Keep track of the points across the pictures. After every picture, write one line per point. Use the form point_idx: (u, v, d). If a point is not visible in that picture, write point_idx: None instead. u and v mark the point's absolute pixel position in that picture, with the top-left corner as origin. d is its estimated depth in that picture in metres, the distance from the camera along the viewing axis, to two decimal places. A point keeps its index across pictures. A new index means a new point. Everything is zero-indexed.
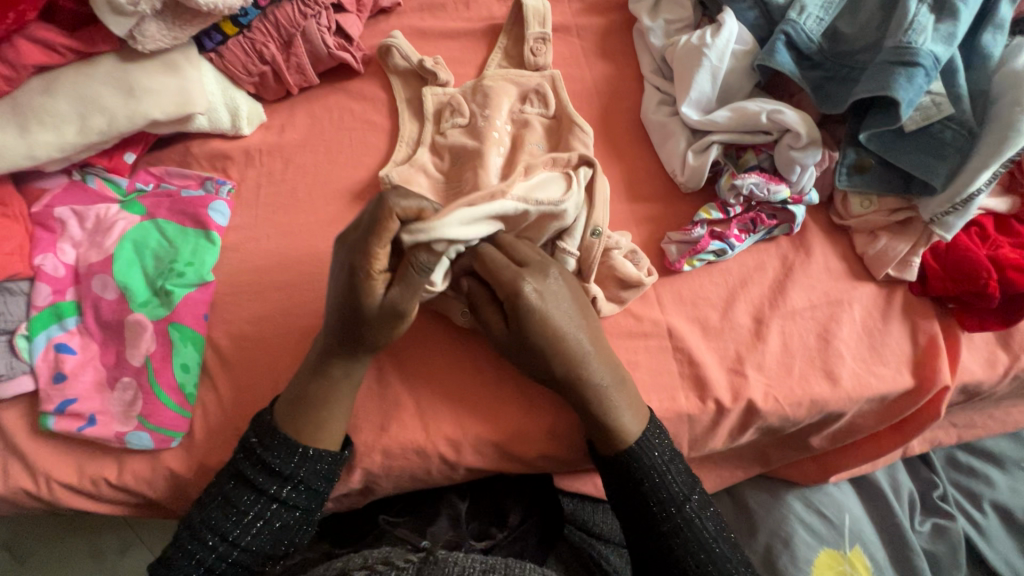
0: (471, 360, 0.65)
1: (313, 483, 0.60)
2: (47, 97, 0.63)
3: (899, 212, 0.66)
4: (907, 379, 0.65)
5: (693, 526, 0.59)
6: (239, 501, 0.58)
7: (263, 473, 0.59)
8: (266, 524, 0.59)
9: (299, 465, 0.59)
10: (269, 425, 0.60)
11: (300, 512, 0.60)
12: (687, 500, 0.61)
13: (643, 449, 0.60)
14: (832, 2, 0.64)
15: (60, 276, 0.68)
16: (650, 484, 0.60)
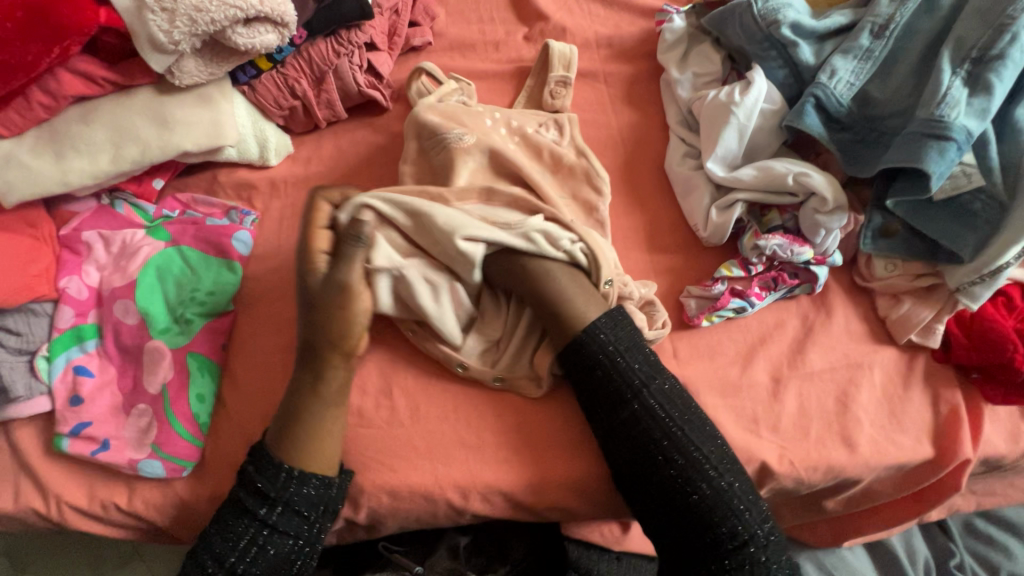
0: (478, 407, 0.65)
1: (304, 506, 0.59)
2: (84, 126, 0.65)
3: (924, 277, 0.65)
4: (927, 449, 0.63)
5: (704, 474, 0.58)
6: (234, 527, 0.58)
7: (258, 496, 0.59)
8: (262, 553, 0.58)
9: (289, 489, 0.59)
10: (266, 451, 0.60)
11: (294, 539, 0.59)
12: (702, 460, 0.59)
13: (640, 391, 0.60)
14: (863, 67, 0.63)
15: (83, 299, 0.69)
16: (660, 449, 0.59)
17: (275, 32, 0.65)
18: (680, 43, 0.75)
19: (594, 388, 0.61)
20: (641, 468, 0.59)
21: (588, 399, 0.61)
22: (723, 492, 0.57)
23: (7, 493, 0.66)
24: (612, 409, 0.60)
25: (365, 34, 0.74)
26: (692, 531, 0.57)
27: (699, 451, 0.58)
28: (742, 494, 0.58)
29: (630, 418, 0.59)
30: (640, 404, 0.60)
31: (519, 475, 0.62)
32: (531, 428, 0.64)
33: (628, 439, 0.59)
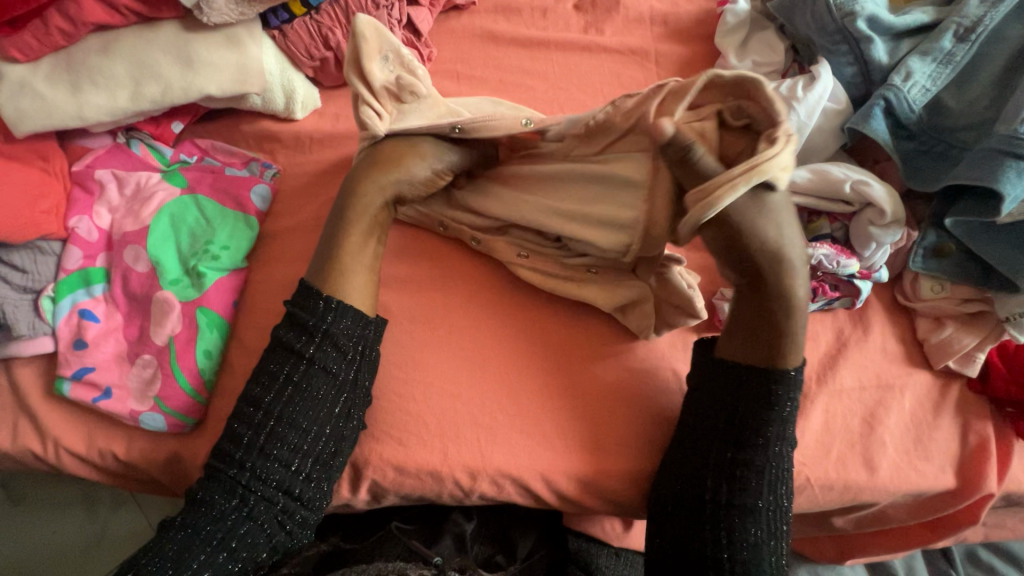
0: (507, 382, 0.63)
1: (342, 340, 0.58)
2: (103, 58, 0.61)
3: (970, 302, 0.62)
4: (950, 480, 0.61)
5: (764, 536, 0.56)
6: (257, 390, 0.57)
7: (282, 354, 0.58)
8: (289, 410, 0.56)
9: (330, 321, 0.58)
10: (292, 318, 0.59)
11: (333, 380, 0.58)
12: (776, 521, 0.57)
13: (781, 439, 0.56)
14: (942, 71, 0.58)
15: (92, 241, 0.66)
16: (751, 497, 0.56)
17: None
18: (742, 27, 0.71)
19: (733, 424, 0.57)
20: (718, 505, 0.56)
21: (716, 431, 0.57)
22: (766, 553, 0.56)
23: (6, 431, 0.65)
24: (737, 448, 0.56)
25: None
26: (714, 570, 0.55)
27: (777, 515, 0.57)
28: (774, 555, 0.57)
29: (754, 458, 0.56)
30: (773, 450, 0.56)
31: (531, 464, 0.60)
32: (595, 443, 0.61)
33: (740, 475, 0.56)
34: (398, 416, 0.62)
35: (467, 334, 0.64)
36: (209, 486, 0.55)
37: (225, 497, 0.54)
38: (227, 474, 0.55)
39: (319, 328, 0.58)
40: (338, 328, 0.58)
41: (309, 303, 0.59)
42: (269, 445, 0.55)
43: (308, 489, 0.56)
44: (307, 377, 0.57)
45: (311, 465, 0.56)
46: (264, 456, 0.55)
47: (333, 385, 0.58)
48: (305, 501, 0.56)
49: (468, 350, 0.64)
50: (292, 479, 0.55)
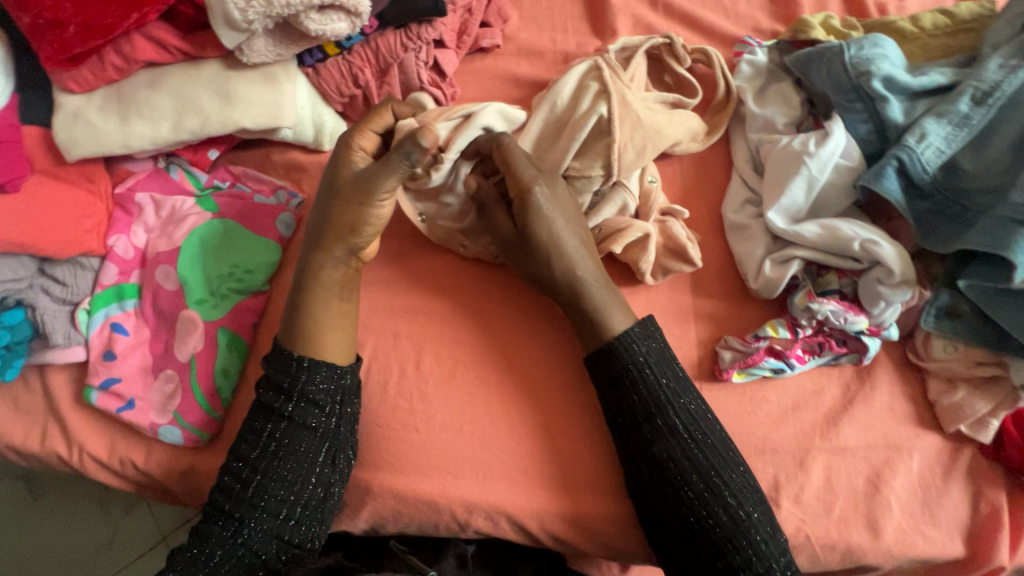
0: (505, 419, 0.64)
1: (316, 394, 0.61)
2: (150, 91, 0.65)
3: (984, 365, 0.61)
4: (958, 549, 0.60)
5: (728, 505, 0.56)
6: (243, 447, 0.60)
7: (265, 413, 0.61)
8: (274, 465, 0.59)
9: (302, 377, 0.61)
10: (276, 381, 0.62)
11: (317, 434, 0.61)
12: (739, 498, 0.56)
13: (663, 407, 0.59)
14: (957, 134, 0.58)
15: (128, 259, 0.71)
16: (690, 478, 0.57)
17: (348, 21, 0.63)
18: (759, 77, 0.71)
19: (616, 400, 0.60)
20: (655, 484, 0.57)
21: (610, 410, 0.60)
22: (744, 523, 0.56)
23: (36, 433, 0.69)
24: (628, 420, 0.59)
25: (435, 31, 0.72)
26: (706, 565, 0.56)
27: (725, 473, 0.57)
28: (758, 525, 0.56)
29: (650, 435, 0.58)
30: (662, 421, 0.58)
31: (527, 502, 0.61)
32: (545, 420, 0.64)
33: (647, 455, 0.58)
34: (401, 445, 0.63)
35: (472, 367, 0.66)
36: (203, 533, 0.58)
37: (216, 547, 0.57)
38: (218, 523, 0.58)
39: (296, 387, 0.61)
40: (310, 386, 0.61)
41: (284, 364, 0.62)
42: (257, 496, 0.59)
43: (298, 533, 0.59)
44: (289, 433, 0.60)
45: (299, 513, 0.59)
46: (251, 505, 0.58)
47: (317, 439, 0.61)
48: (299, 543, 0.59)
49: (408, 368, 0.66)
50: (281, 526, 0.59)
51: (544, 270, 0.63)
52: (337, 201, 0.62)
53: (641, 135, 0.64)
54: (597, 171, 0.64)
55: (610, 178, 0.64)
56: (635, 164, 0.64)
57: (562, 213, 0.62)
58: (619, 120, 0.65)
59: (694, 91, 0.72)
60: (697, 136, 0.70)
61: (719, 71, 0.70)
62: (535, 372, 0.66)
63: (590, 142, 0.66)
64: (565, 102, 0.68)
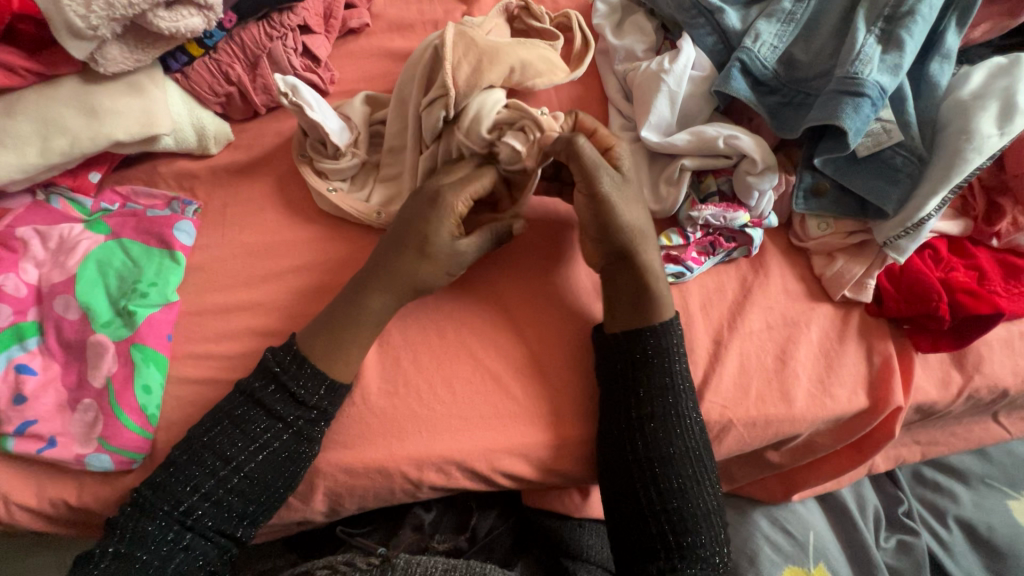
0: (439, 372, 0.65)
1: (332, 415, 0.62)
2: (8, 118, 0.63)
3: (855, 234, 0.67)
4: (863, 401, 0.66)
5: (703, 493, 0.62)
6: (229, 447, 0.59)
7: (265, 418, 0.61)
8: (256, 469, 0.60)
9: (323, 397, 0.61)
10: (291, 394, 0.61)
11: (305, 447, 0.61)
12: (699, 464, 0.63)
13: (665, 371, 0.63)
14: (787, 29, 0.65)
15: (21, 297, 0.67)
16: (664, 439, 0.62)
17: (201, 16, 0.63)
18: (615, 12, 0.76)
19: (627, 384, 0.63)
20: (631, 437, 0.62)
21: (610, 397, 0.64)
22: (698, 482, 0.62)
23: None
24: (638, 406, 0.62)
25: (298, 17, 0.73)
26: (651, 518, 0.61)
27: (704, 462, 0.63)
28: (706, 488, 0.63)
29: (649, 394, 0.63)
30: (664, 385, 0.63)
31: (473, 446, 0.63)
32: (535, 386, 0.66)
33: (640, 412, 0.62)
34: (341, 420, 0.64)
35: (413, 327, 0.67)
36: (141, 523, 0.57)
37: (155, 549, 0.56)
38: (170, 518, 0.57)
39: (315, 405, 0.61)
40: (324, 403, 0.62)
41: (304, 379, 0.61)
42: (224, 495, 0.59)
43: (247, 532, 0.61)
44: (286, 444, 0.60)
45: (254, 513, 0.60)
46: (215, 504, 0.59)
47: (305, 451, 0.61)
48: (240, 541, 0.61)
49: None
50: (234, 525, 0.60)
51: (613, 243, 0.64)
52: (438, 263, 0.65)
53: (475, 53, 0.65)
54: (437, 95, 0.64)
55: (449, 96, 0.63)
56: (473, 79, 0.64)
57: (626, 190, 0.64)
58: (452, 42, 0.65)
59: (556, 37, 0.75)
60: (555, 71, 0.69)
61: (573, 25, 0.74)
62: (538, 366, 0.67)
63: (433, 74, 0.67)
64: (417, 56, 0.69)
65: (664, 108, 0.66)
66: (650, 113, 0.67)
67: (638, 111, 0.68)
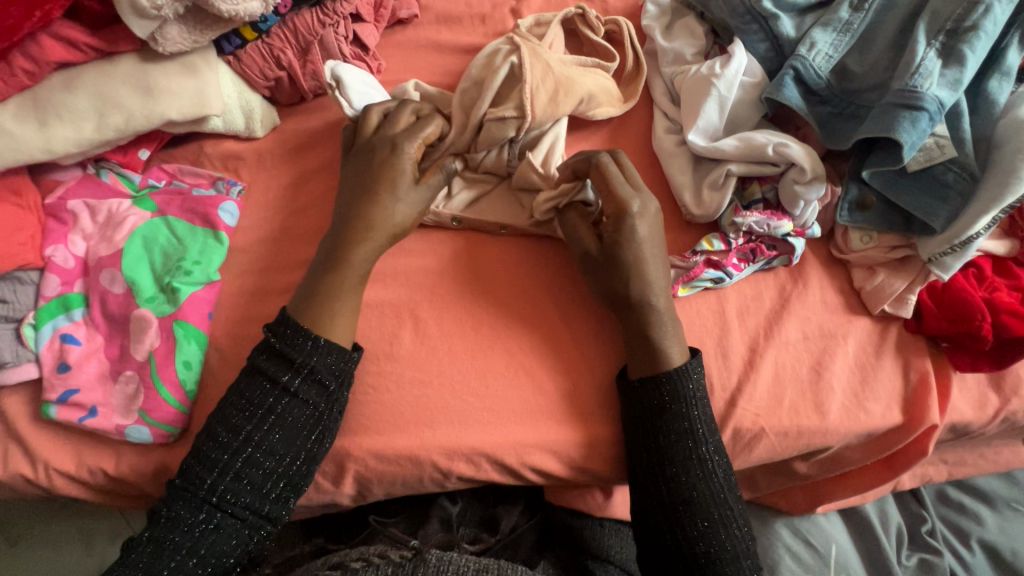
0: (474, 363, 0.66)
1: (323, 376, 0.61)
2: (67, 93, 0.65)
3: (897, 249, 0.66)
4: (897, 417, 0.65)
5: (734, 536, 0.61)
6: (236, 418, 0.59)
7: (266, 385, 0.60)
8: (269, 437, 0.59)
9: (310, 354, 0.61)
10: (278, 352, 0.61)
11: (310, 411, 0.61)
12: (726, 505, 0.62)
13: (689, 411, 0.62)
14: (842, 39, 0.64)
15: (69, 268, 0.69)
16: (689, 481, 0.61)
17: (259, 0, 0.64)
18: (665, 15, 0.76)
19: (651, 427, 0.62)
20: (657, 477, 0.61)
21: (634, 435, 0.63)
22: (727, 524, 0.61)
23: None
24: (662, 448, 0.61)
25: (351, 5, 0.74)
26: (681, 562, 0.60)
27: (730, 506, 0.62)
28: (735, 532, 0.61)
29: (675, 436, 0.61)
30: (689, 426, 0.62)
31: (504, 439, 0.64)
32: (567, 403, 0.66)
33: (665, 453, 0.61)
34: (375, 407, 0.64)
35: (447, 309, 0.68)
36: (175, 506, 0.57)
37: (187, 530, 0.57)
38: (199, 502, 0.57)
39: (306, 364, 0.60)
40: (316, 362, 0.61)
41: (297, 341, 0.61)
42: (243, 469, 0.59)
43: (276, 508, 0.60)
44: (289, 409, 0.60)
45: (280, 488, 0.60)
46: (236, 479, 0.58)
47: (311, 415, 0.61)
48: (272, 519, 0.60)
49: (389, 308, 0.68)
50: (262, 500, 0.59)
51: (618, 287, 0.63)
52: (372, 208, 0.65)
53: (553, 80, 0.68)
54: (512, 113, 0.65)
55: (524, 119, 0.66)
56: (551, 108, 0.67)
57: (651, 240, 0.64)
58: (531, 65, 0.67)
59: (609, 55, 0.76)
60: (614, 100, 0.73)
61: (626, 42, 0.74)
62: (569, 394, 0.66)
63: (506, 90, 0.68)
64: (481, 61, 0.71)
65: (715, 112, 0.66)
66: (701, 115, 0.66)
67: (686, 112, 0.68)
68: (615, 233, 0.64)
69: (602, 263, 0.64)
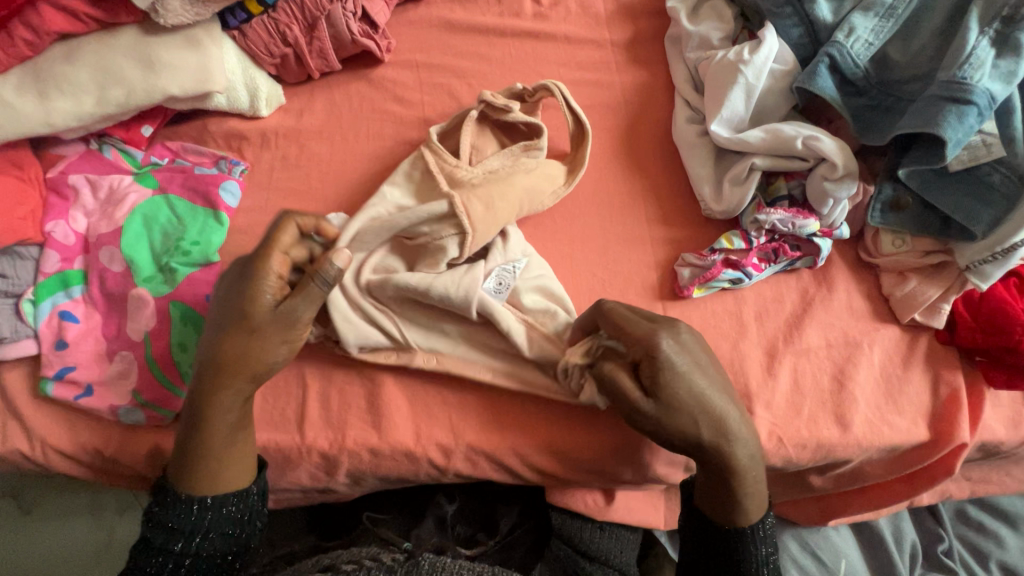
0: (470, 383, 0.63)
1: (222, 480, 0.56)
2: (68, 65, 0.63)
3: (933, 254, 0.62)
4: (923, 433, 0.61)
5: None
6: (161, 537, 0.54)
7: (169, 505, 0.55)
8: (205, 538, 0.55)
9: (192, 498, 0.55)
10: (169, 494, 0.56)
11: (230, 504, 0.56)
12: None
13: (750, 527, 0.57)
14: (885, 25, 0.60)
15: (69, 244, 0.68)
16: None
17: None
18: None
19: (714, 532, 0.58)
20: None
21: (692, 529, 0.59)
22: None
23: None
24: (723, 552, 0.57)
25: None
26: None
27: None
28: None
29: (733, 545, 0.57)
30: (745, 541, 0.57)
31: (503, 437, 0.62)
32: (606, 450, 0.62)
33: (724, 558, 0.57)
34: (372, 400, 0.62)
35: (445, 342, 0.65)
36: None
37: None
38: None
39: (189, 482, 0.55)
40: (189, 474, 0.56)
41: (177, 506, 0.55)
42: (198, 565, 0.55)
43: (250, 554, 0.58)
44: (203, 517, 0.55)
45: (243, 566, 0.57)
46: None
47: (231, 508, 0.56)
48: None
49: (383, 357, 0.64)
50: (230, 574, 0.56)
51: (688, 428, 0.53)
52: (231, 342, 0.54)
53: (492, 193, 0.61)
54: (449, 232, 0.59)
55: (465, 235, 0.59)
56: (487, 218, 0.60)
57: (698, 366, 0.54)
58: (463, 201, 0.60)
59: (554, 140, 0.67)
60: (558, 178, 0.65)
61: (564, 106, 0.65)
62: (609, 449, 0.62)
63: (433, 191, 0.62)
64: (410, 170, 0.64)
65: (738, 101, 0.62)
66: (725, 103, 0.62)
67: (709, 100, 0.64)
68: (656, 377, 0.52)
69: (665, 415, 0.52)
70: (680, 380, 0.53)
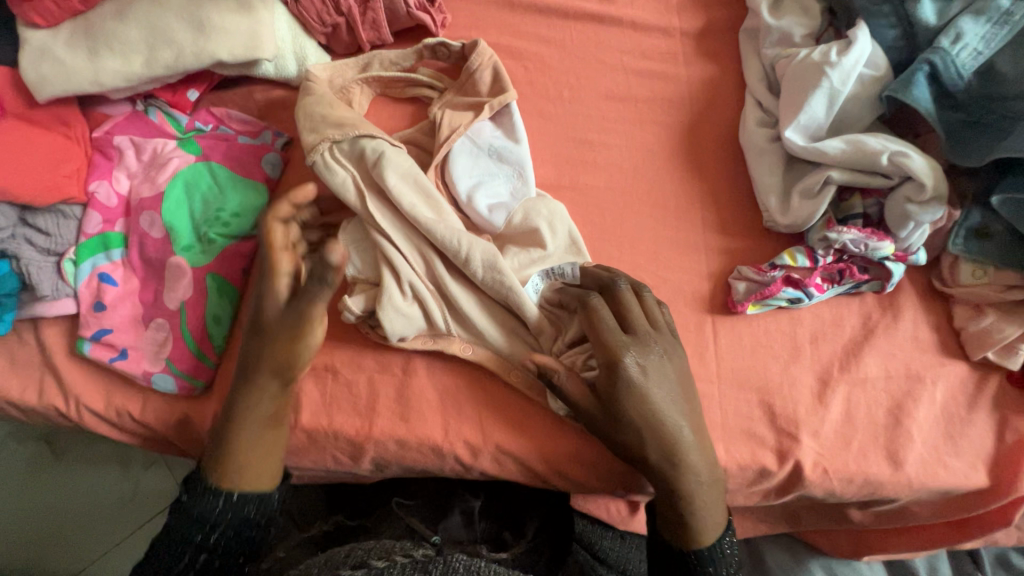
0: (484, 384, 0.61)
1: (239, 508, 0.55)
2: (119, 24, 0.62)
3: (1016, 289, 0.57)
4: (981, 479, 0.57)
5: None
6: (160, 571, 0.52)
7: (177, 541, 0.53)
8: None
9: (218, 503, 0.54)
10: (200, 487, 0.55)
11: (244, 538, 0.55)
12: None
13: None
14: (997, 33, 0.54)
15: (111, 207, 0.67)
16: None
17: None
18: None
19: None
20: None
21: None
22: None
23: (31, 389, 0.66)
24: None
25: None
26: None
27: None
28: None
29: None
30: None
31: (532, 440, 0.60)
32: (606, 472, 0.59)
33: None
34: (403, 391, 0.61)
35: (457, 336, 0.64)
36: None
37: None
38: None
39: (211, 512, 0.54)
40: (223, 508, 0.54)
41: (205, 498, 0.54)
42: None
43: None
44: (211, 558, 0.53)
45: None
46: None
47: (245, 541, 0.55)
48: None
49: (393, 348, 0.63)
50: None
51: (636, 444, 0.52)
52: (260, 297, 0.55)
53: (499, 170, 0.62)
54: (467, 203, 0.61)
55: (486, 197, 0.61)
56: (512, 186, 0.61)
57: (660, 381, 0.53)
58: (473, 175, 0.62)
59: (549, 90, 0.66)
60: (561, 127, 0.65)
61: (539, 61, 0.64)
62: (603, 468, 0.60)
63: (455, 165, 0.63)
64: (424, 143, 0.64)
65: (820, 107, 0.57)
66: (805, 109, 0.57)
67: (785, 104, 0.59)
68: (611, 386, 0.52)
69: (603, 421, 0.52)
70: (631, 391, 0.52)
